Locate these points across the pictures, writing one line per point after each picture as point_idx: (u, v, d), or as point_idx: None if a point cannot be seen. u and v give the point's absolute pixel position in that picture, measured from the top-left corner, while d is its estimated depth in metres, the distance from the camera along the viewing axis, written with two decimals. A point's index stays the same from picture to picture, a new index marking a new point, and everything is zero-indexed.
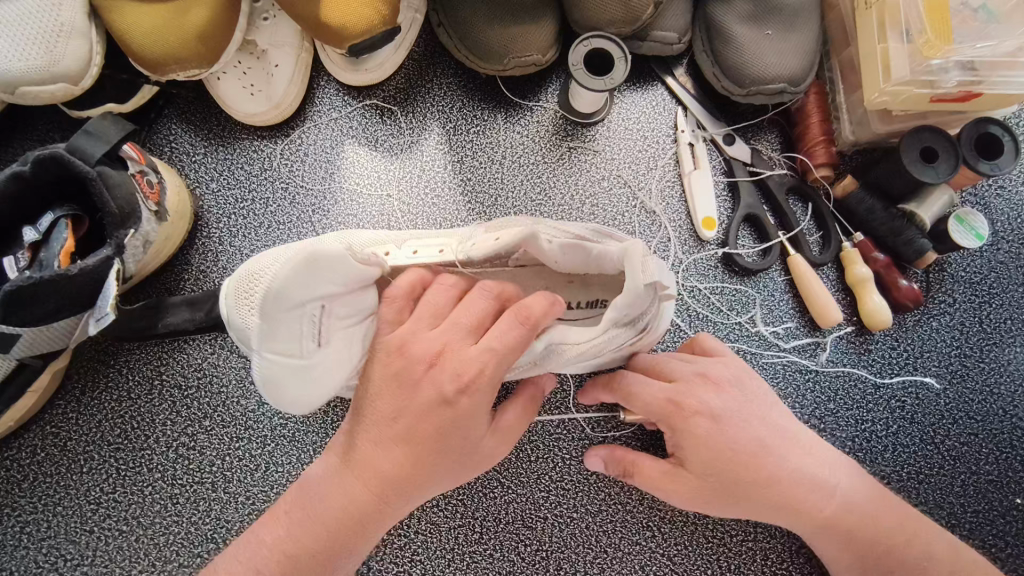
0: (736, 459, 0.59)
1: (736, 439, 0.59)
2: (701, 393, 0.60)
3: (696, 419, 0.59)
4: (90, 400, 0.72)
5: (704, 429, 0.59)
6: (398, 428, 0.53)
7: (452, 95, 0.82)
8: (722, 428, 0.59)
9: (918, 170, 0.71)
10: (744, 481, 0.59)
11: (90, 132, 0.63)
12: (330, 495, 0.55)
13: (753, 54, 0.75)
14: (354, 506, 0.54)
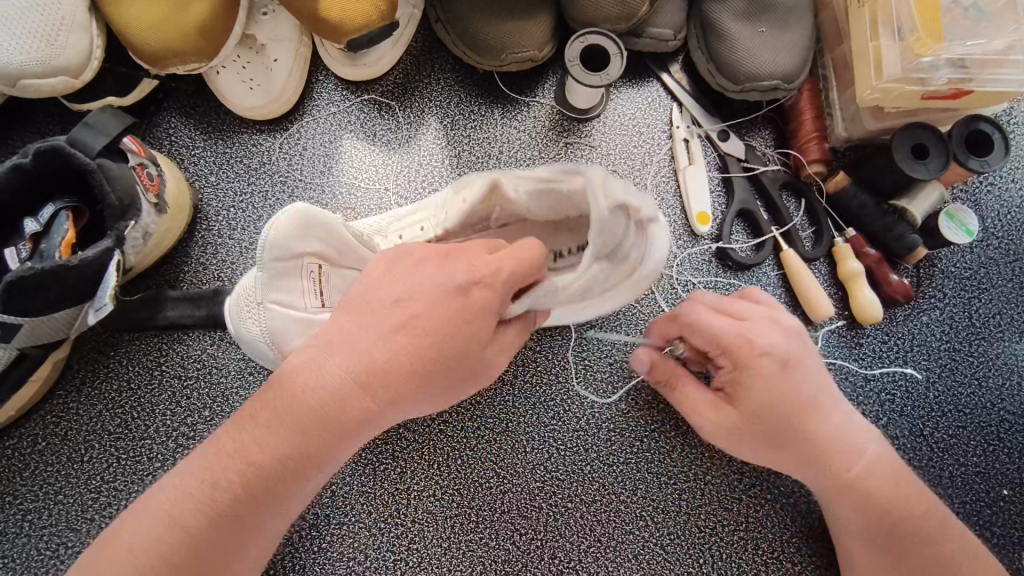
0: (790, 402, 0.62)
1: (797, 390, 0.62)
2: (771, 335, 0.63)
3: (757, 367, 0.62)
4: (91, 390, 0.73)
5: (757, 379, 0.62)
6: (396, 319, 0.53)
7: (450, 90, 0.82)
8: (785, 379, 0.62)
9: (909, 166, 0.72)
10: (788, 428, 0.62)
11: (90, 124, 0.64)
12: (300, 401, 0.53)
13: (747, 50, 0.76)
14: (332, 409, 0.52)
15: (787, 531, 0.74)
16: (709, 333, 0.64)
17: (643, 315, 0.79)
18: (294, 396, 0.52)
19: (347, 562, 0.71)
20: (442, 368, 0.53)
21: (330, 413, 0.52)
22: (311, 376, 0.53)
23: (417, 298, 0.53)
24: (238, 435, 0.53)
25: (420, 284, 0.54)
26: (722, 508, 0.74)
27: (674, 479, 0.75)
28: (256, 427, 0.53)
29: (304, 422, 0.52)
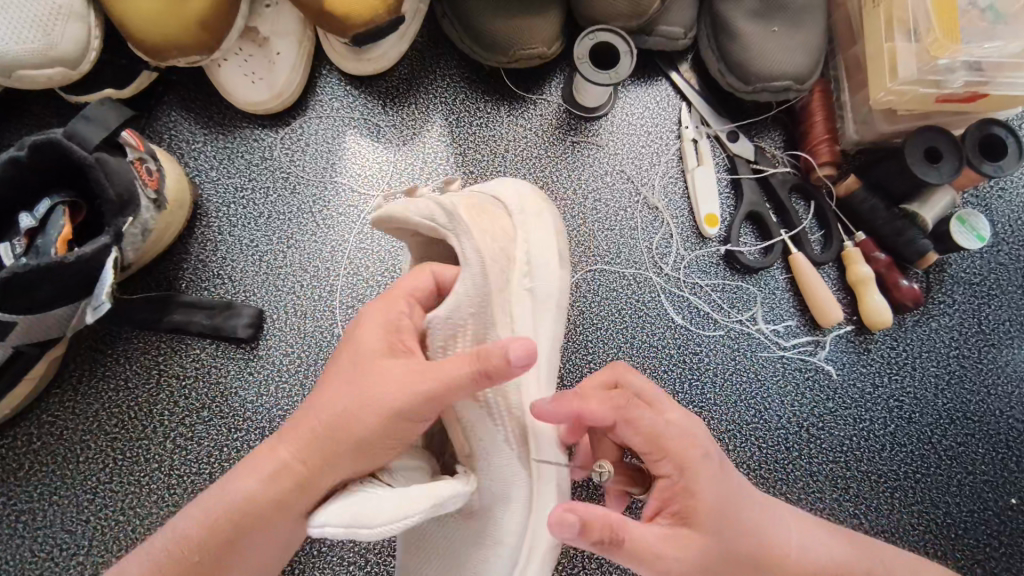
0: (737, 503, 0.52)
1: (733, 493, 0.51)
2: (683, 425, 0.52)
3: (699, 469, 0.50)
4: (87, 389, 0.71)
5: (705, 481, 0.50)
6: (342, 389, 0.49)
7: (455, 87, 0.81)
8: (720, 481, 0.51)
9: (922, 169, 0.71)
10: (742, 542, 0.51)
11: (89, 118, 0.62)
12: (248, 475, 0.49)
13: (760, 51, 0.74)
14: (281, 481, 0.48)
15: None
16: (653, 430, 0.51)
17: (649, 319, 0.77)
18: (266, 462, 0.49)
19: (346, 568, 0.69)
20: (387, 426, 0.48)
21: (291, 470, 0.48)
22: (277, 442, 0.50)
23: (367, 354, 0.50)
24: (209, 497, 0.49)
25: (368, 330, 0.52)
26: None
27: None
28: (232, 487, 0.49)
29: (273, 479, 0.48)
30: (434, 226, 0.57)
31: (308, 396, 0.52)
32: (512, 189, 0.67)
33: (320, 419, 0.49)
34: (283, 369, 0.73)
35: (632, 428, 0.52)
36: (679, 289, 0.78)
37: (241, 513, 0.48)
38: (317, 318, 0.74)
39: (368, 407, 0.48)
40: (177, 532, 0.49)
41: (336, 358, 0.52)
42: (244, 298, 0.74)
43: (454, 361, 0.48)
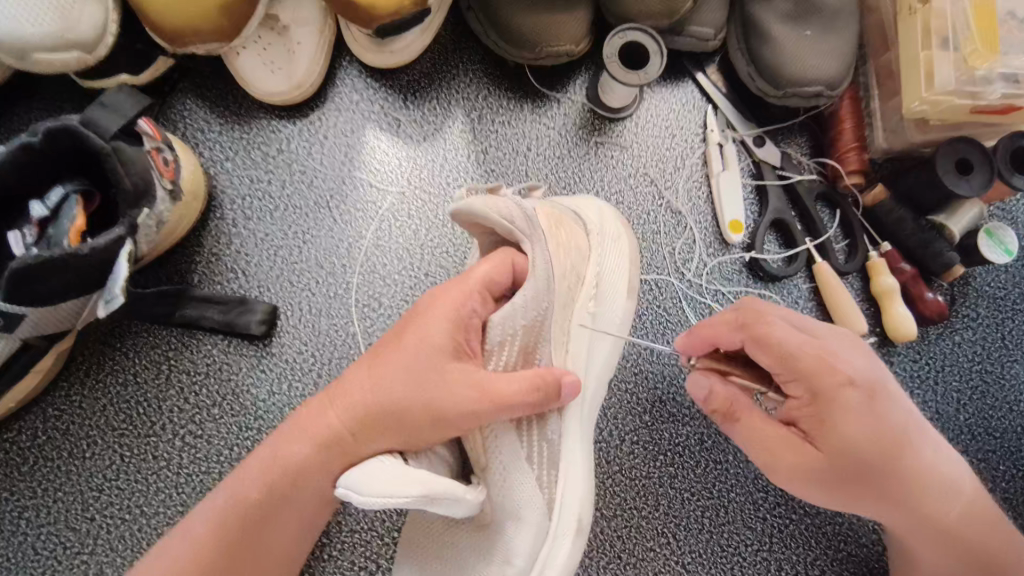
0: (882, 439, 0.54)
1: (886, 419, 0.55)
2: (849, 355, 0.56)
3: (839, 396, 0.54)
4: (95, 383, 0.69)
5: (840, 408, 0.54)
6: (393, 368, 0.52)
7: (479, 83, 0.79)
8: (865, 406, 0.55)
9: (952, 181, 0.70)
10: (879, 472, 0.55)
11: (106, 104, 0.60)
12: (295, 439, 0.52)
13: (792, 55, 0.73)
14: (322, 447, 0.51)
15: (810, 554, 0.72)
16: (781, 352, 0.55)
17: (670, 326, 0.76)
18: (304, 429, 0.52)
19: (357, 573, 0.68)
20: (430, 425, 0.51)
21: (339, 440, 0.51)
22: (326, 412, 0.53)
23: (431, 352, 0.52)
24: (268, 455, 0.53)
25: (428, 320, 0.53)
26: (744, 527, 0.72)
27: (696, 496, 0.73)
28: (284, 449, 0.52)
29: (316, 450, 0.51)
30: (512, 228, 0.56)
31: (355, 367, 0.54)
32: (594, 210, 0.69)
33: (365, 400, 0.52)
34: (296, 367, 0.71)
35: (762, 351, 0.56)
36: (701, 296, 0.76)
37: (290, 478, 0.52)
38: (332, 316, 0.72)
39: (420, 401, 0.51)
40: (233, 492, 0.52)
41: (393, 337, 0.54)
42: (258, 293, 0.72)
43: (509, 378, 0.53)
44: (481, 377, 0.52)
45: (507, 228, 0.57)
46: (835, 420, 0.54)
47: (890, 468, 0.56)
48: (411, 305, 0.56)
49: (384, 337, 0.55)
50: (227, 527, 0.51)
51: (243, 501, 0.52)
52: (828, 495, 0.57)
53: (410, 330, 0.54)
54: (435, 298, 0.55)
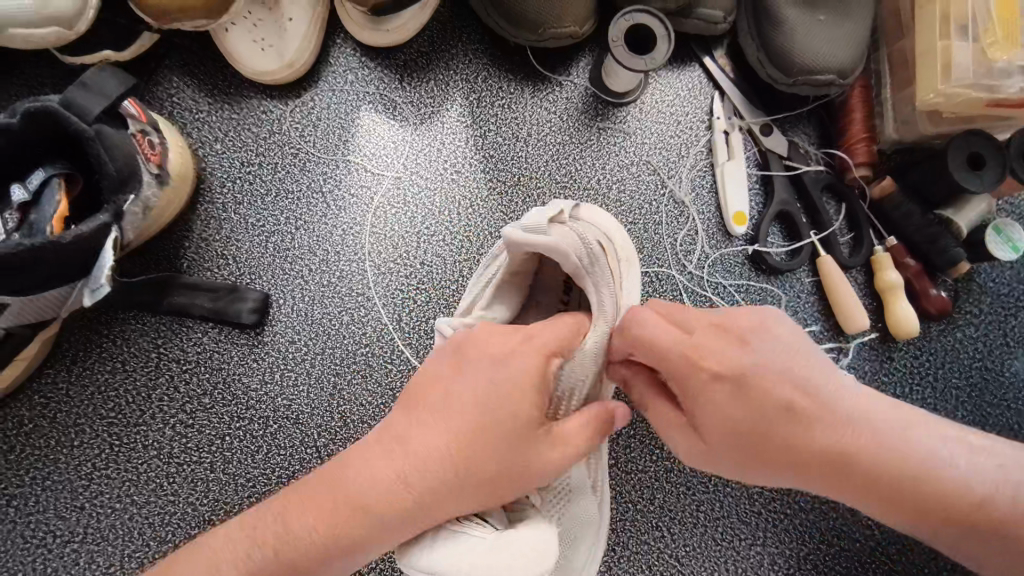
0: (755, 399, 0.50)
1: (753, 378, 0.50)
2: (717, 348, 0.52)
3: (698, 387, 0.51)
4: (82, 371, 0.68)
5: (709, 398, 0.51)
6: (463, 416, 0.47)
7: (478, 64, 0.77)
8: (739, 400, 0.50)
9: (962, 176, 0.68)
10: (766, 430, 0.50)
11: (87, 85, 0.58)
12: (348, 495, 0.46)
13: (804, 40, 0.70)
14: (378, 507, 0.45)
15: (804, 548, 0.72)
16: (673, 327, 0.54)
17: None
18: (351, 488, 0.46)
19: None
20: (499, 484, 0.47)
21: (402, 506, 0.45)
22: (381, 470, 0.46)
23: (502, 404, 0.47)
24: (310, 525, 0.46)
25: (493, 364, 0.48)
26: (741, 521, 0.72)
27: (692, 490, 0.72)
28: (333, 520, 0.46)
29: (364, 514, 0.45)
30: (579, 267, 0.52)
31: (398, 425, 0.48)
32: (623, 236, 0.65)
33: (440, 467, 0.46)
34: (288, 357, 0.69)
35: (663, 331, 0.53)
36: (701, 289, 0.75)
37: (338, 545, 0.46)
38: (325, 304, 0.71)
39: (497, 460, 0.46)
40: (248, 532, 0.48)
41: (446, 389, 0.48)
42: (249, 280, 0.71)
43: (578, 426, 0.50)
44: (555, 437, 0.49)
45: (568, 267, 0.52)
46: (702, 407, 0.51)
47: (800, 431, 0.50)
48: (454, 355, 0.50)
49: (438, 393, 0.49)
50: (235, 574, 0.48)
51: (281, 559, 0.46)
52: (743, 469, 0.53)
53: (479, 371, 0.48)
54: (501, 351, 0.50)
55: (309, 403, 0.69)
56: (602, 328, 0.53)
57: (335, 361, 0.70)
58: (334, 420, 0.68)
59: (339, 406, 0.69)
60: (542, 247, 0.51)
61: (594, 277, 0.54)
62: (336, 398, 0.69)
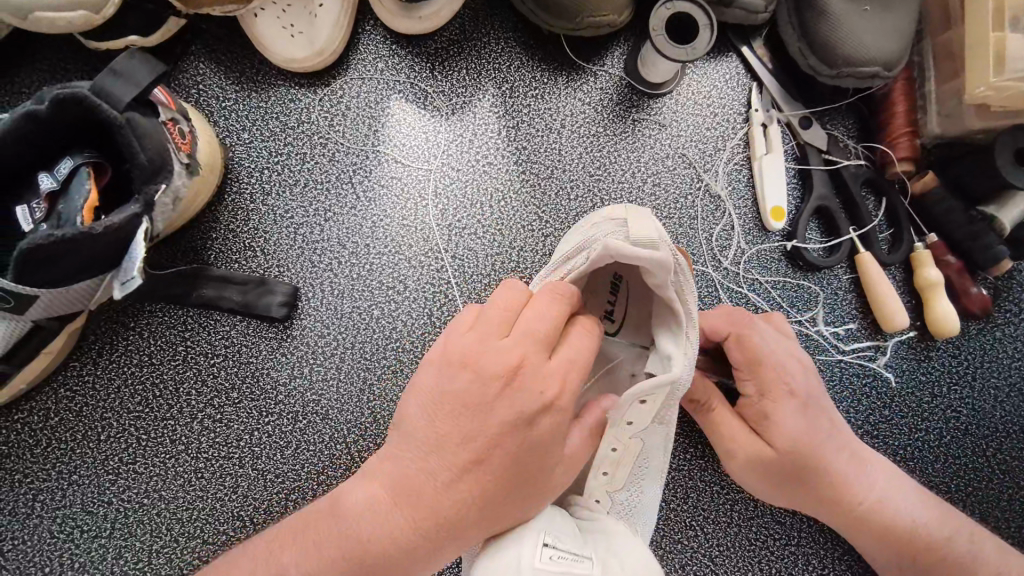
0: (812, 440, 0.60)
1: (819, 419, 0.61)
2: (789, 366, 0.61)
3: (777, 402, 0.60)
4: (108, 364, 0.67)
5: (785, 413, 0.60)
6: (475, 406, 0.46)
7: (511, 52, 0.75)
8: (803, 420, 0.60)
9: (1010, 171, 0.66)
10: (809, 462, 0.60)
11: (118, 72, 0.55)
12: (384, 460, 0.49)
13: (849, 30, 0.68)
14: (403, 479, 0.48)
15: (840, 548, 0.70)
16: (750, 353, 0.61)
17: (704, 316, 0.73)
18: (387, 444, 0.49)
19: None
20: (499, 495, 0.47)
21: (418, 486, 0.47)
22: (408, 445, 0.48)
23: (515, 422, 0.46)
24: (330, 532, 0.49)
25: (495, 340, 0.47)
26: (775, 521, 0.70)
27: (726, 490, 0.71)
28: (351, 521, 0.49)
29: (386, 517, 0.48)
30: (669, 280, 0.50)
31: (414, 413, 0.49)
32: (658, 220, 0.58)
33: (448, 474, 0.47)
34: (317, 351, 0.68)
35: (738, 349, 0.62)
36: (737, 285, 0.73)
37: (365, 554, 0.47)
38: (355, 298, 0.69)
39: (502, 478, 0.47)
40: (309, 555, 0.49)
41: (451, 389, 0.47)
42: (278, 273, 0.69)
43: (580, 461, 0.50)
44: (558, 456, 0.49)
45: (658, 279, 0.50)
46: (776, 419, 0.60)
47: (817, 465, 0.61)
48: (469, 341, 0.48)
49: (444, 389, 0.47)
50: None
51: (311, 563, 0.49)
52: (759, 483, 0.62)
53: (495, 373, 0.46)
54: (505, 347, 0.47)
55: (339, 398, 0.67)
56: (687, 346, 0.53)
57: (365, 355, 0.68)
58: (364, 416, 0.67)
59: (369, 402, 0.67)
60: (649, 259, 0.49)
61: (682, 292, 0.53)
62: (366, 394, 0.67)
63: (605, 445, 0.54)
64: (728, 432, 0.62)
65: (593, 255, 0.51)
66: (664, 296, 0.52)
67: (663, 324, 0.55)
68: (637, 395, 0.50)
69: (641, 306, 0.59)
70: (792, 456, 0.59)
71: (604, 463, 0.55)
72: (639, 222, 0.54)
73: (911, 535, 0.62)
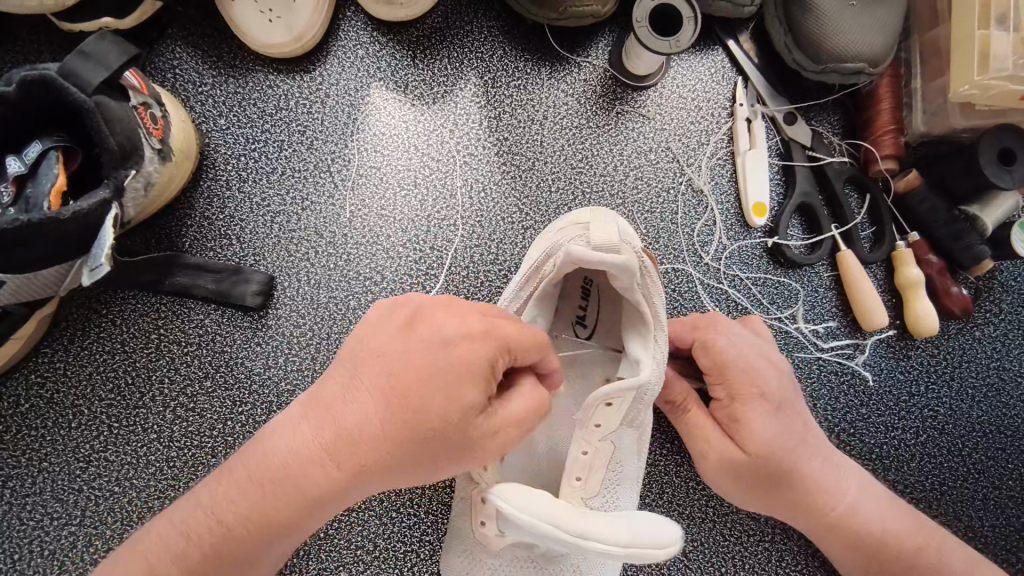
0: (784, 445, 0.59)
1: (791, 422, 0.60)
2: (760, 370, 0.61)
3: (749, 406, 0.59)
4: (79, 351, 0.66)
5: (756, 418, 0.59)
6: (389, 385, 0.44)
7: (494, 41, 0.74)
8: (775, 426, 0.59)
9: (993, 172, 0.66)
10: (780, 466, 0.59)
11: (88, 54, 0.54)
12: (294, 441, 0.47)
13: (835, 26, 0.67)
14: (310, 463, 0.46)
15: (813, 545, 0.70)
16: (715, 356, 0.61)
17: (684, 311, 0.72)
18: (317, 419, 0.46)
19: (353, 552, 0.65)
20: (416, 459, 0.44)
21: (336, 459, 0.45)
22: (311, 430, 0.47)
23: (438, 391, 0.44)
24: (209, 496, 0.50)
25: (407, 333, 0.46)
26: (749, 517, 0.70)
27: (701, 485, 0.71)
28: (222, 484, 0.49)
29: (250, 487, 0.48)
30: (632, 284, 0.50)
31: (342, 376, 0.47)
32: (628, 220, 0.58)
33: (358, 489, 0.46)
34: (292, 341, 0.67)
35: (703, 351, 0.62)
36: (717, 280, 0.73)
37: (228, 523, 0.48)
38: (331, 288, 0.69)
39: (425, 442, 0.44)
40: (179, 517, 0.50)
41: (384, 368, 0.45)
42: (253, 261, 0.68)
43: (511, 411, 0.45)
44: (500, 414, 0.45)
45: (624, 282, 0.50)
46: (746, 424, 0.59)
47: (790, 470, 0.60)
48: (416, 309, 0.48)
49: (383, 360, 0.45)
50: (194, 560, 0.48)
51: (178, 559, 0.48)
52: (734, 488, 0.62)
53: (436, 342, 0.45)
54: (472, 330, 0.45)
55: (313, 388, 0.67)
56: (656, 350, 0.53)
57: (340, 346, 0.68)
58: None
59: None
60: (611, 263, 0.49)
61: (648, 295, 0.53)
62: None
63: (575, 448, 0.54)
64: (701, 432, 0.61)
65: (562, 261, 0.51)
66: (631, 299, 0.52)
67: (633, 329, 0.54)
68: (602, 398, 0.52)
69: (614, 310, 0.59)
70: (762, 461, 0.59)
71: (577, 467, 0.55)
72: (604, 225, 0.54)
73: (883, 539, 0.62)
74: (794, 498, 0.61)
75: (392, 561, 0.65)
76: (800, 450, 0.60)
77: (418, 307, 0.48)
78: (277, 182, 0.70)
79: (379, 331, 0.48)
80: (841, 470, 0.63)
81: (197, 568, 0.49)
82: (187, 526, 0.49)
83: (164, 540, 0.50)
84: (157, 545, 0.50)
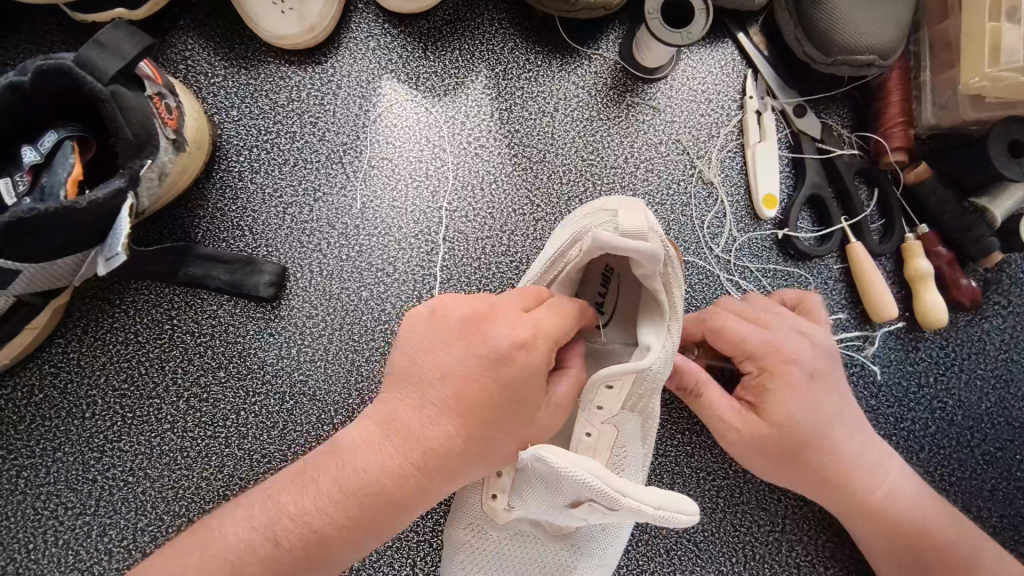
0: (812, 421, 0.59)
1: (824, 398, 0.60)
2: (796, 344, 0.61)
3: (779, 380, 0.59)
4: (93, 341, 0.66)
5: (784, 391, 0.59)
6: (452, 396, 0.47)
7: (505, 34, 0.74)
8: (809, 399, 0.59)
9: (1003, 164, 0.66)
10: (808, 442, 0.59)
11: (103, 43, 0.55)
12: (367, 454, 0.48)
13: (846, 18, 0.68)
14: (389, 470, 0.48)
15: (823, 535, 0.71)
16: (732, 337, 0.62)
17: (694, 302, 0.72)
18: (387, 426, 0.48)
19: None
20: (484, 450, 0.48)
21: (411, 467, 0.48)
22: (381, 439, 0.48)
23: (500, 390, 0.47)
24: (284, 502, 0.48)
25: (461, 341, 0.48)
26: (760, 508, 0.71)
27: (712, 475, 0.71)
28: (301, 494, 0.48)
29: (337, 501, 0.48)
30: (655, 269, 0.51)
31: (404, 395, 0.49)
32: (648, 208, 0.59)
33: (435, 489, 0.49)
34: (305, 332, 0.68)
35: (720, 335, 0.63)
36: (726, 272, 0.73)
37: (319, 530, 0.47)
38: (344, 279, 0.69)
39: (493, 436, 0.48)
40: (253, 520, 0.48)
41: (448, 377, 0.47)
42: (266, 252, 0.69)
43: (558, 403, 0.51)
44: (553, 398, 0.50)
45: (650, 267, 0.50)
46: (773, 398, 0.59)
47: (817, 445, 0.60)
48: (465, 319, 0.49)
49: (449, 378, 0.47)
50: (281, 561, 0.47)
51: (264, 560, 0.47)
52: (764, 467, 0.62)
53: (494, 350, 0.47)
54: (525, 337, 0.47)
55: (325, 379, 0.67)
56: (667, 338, 0.53)
57: (353, 337, 0.68)
58: (351, 397, 0.67)
59: (355, 383, 0.67)
60: (639, 251, 0.49)
61: (669, 284, 0.53)
62: (353, 376, 0.67)
63: (581, 428, 0.56)
64: (722, 412, 0.60)
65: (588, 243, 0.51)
66: (649, 285, 0.53)
67: (649, 318, 0.55)
68: (604, 380, 0.52)
69: (632, 299, 0.59)
70: (787, 434, 0.59)
71: (580, 448, 0.56)
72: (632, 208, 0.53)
73: (884, 512, 0.62)
74: (822, 476, 0.61)
75: (405, 551, 0.65)
76: (831, 426, 0.60)
77: (461, 315, 0.49)
78: (291, 173, 0.70)
79: (434, 343, 0.48)
80: (874, 449, 0.62)
81: (288, 569, 0.47)
82: (264, 526, 0.48)
83: (248, 546, 0.47)
84: (234, 551, 0.47)
